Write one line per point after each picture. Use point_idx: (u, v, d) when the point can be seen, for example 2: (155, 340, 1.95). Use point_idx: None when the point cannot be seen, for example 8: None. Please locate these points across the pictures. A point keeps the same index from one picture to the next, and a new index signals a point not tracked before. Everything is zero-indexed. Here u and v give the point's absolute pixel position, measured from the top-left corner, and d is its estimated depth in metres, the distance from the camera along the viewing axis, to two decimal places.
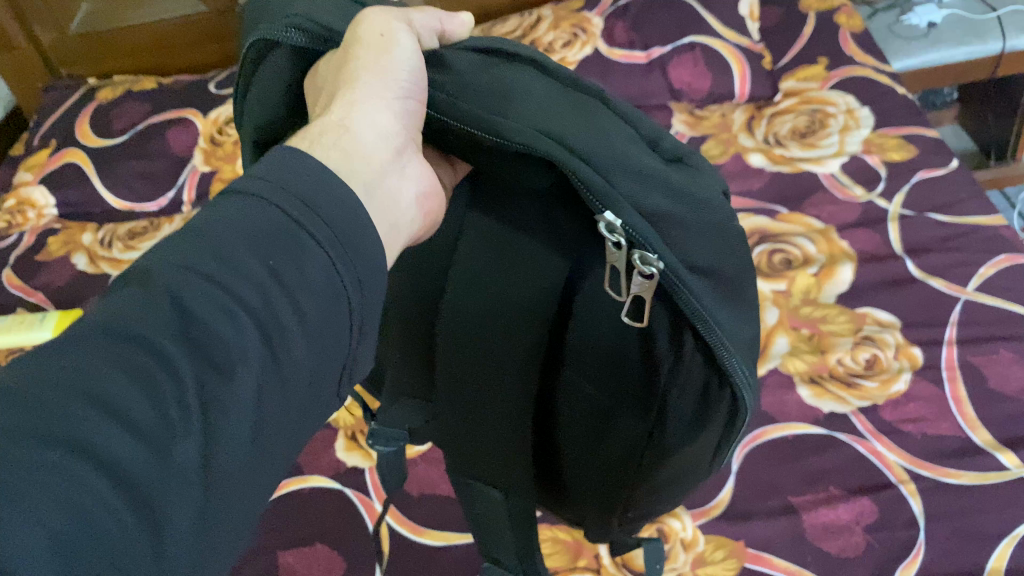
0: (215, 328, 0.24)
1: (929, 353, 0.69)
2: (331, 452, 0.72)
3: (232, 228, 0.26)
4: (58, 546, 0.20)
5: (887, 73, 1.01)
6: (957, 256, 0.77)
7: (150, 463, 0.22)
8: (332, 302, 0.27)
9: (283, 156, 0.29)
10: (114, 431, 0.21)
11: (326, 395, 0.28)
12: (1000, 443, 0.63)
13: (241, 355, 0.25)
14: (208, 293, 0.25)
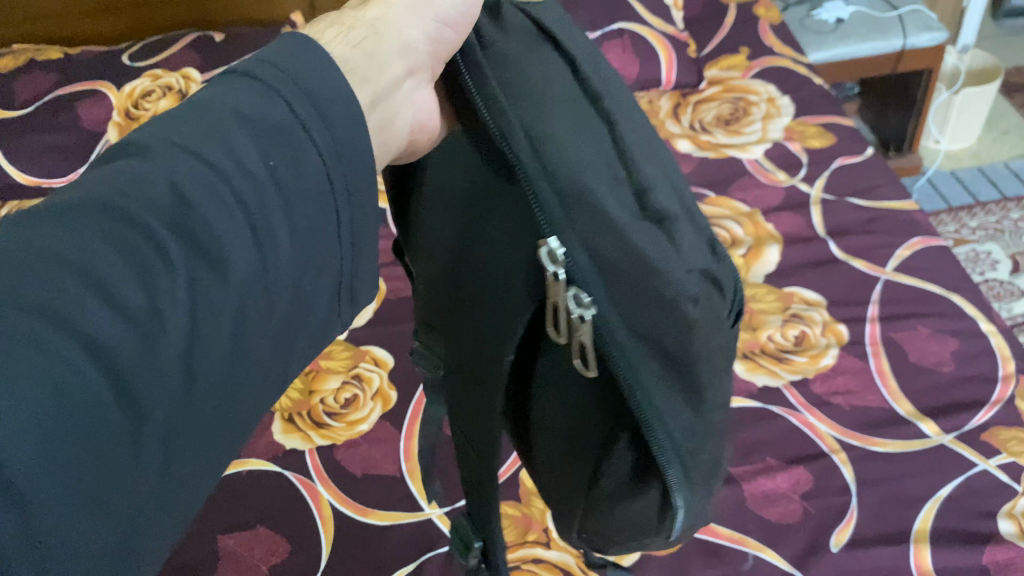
0: (209, 220, 0.26)
1: (853, 330, 0.73)
2: (267, 434, 0.71)
3: (237, 116, 0.28)
4: (42, 424, 0.21)
5: (804, 64, 1.06)
6: (876, 238, 0.81)
7: (137, 352, 0.23)
8: (326, 207, 0.29)
9: (300, 42, 0.30)
10: (119, 288, 0.23)
11: (319, 304, 0.30)
12: (922, 412, 0.66)
13: (232, 248, 0.26)
14: (207, 183, 0.26)
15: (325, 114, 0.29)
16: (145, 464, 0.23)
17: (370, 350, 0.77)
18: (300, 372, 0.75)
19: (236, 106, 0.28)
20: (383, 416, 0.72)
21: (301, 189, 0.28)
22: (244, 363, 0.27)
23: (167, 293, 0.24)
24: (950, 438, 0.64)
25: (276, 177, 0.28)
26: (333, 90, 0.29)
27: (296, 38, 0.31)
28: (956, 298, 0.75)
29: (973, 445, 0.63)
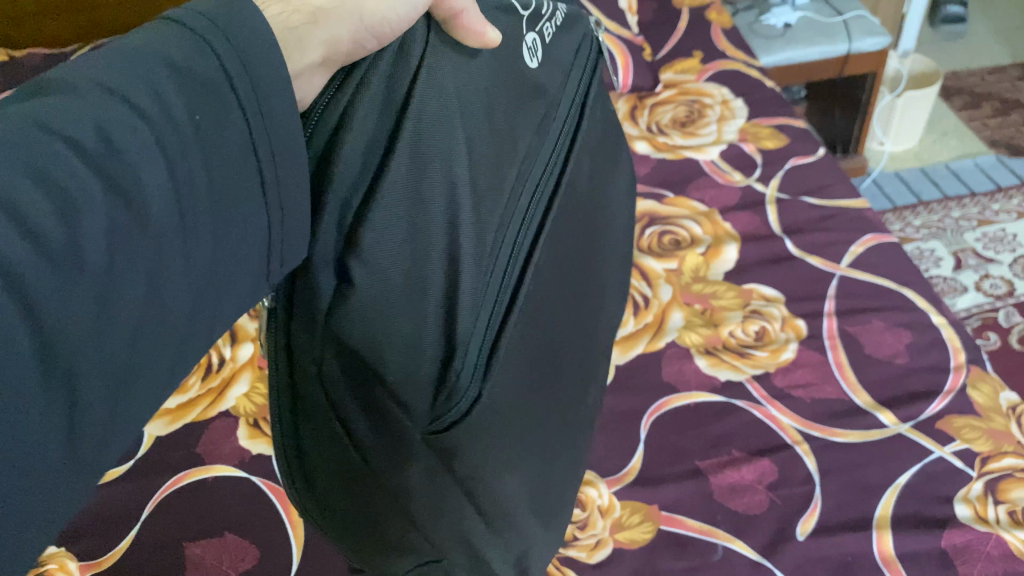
0: (135, 164, 0.24)
1: (811, 325, 0.75)
2: (233, 440, 0.70)
3: (162, 57, 0.26)
4: None
5: (756, 67, 1.08)
6: (830, 235, 0.83)
7: (53, 283, 0.21)
8: (243, 173, 0.28)
9: (237, 3, 0.28)
10: (20, 264, 0.21)
11: (241, 272, 0.29)
12: (879, 403, 0.68)
13: (155, 196, 0.24)
14: (132, 123, 0.24)
15: (257, 82, 0.28)
16: (53, 412, 0.22)
17: None
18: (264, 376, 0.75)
19: (167, 54, 0.26)
20: None
21: (221, 145, 0.27)
22: (153, 336, 0.25)
23: (91, 235, 0.22)
24: (907, 427, 0.66)
25: (199, 132, 0.26)
26: (264, 54, 0.28)
27: None
28: (908, 292, 0.77)
29: (928, 433, 0.65)
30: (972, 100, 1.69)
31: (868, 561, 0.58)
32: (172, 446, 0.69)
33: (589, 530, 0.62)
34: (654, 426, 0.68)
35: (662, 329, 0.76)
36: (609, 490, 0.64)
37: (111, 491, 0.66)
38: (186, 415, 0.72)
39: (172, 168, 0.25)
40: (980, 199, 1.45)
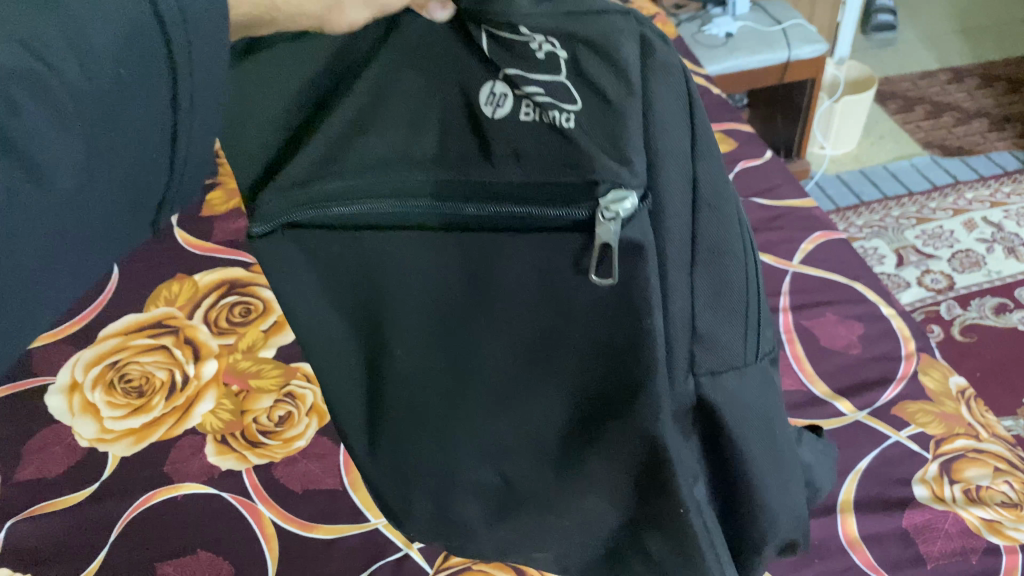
0: (32, 137, 0.23)
1: (768, 320, 0.77)
2: (201, 457, 0.69)
3: (102, 24, 0.24)
4: None
5: (701, 75, 1.11)
6: (782, 234, 0.86)
7: None
8: (151, 148, 0.27)
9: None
10: None
11: (136, 207, 0.29)
12: (837, 392, 0.71)
13: (54, 162, 0.24)
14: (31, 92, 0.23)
15: (197, 69, 0.26)
16: None
17: (301, 366, 0.76)
18: (229, 393, 0.74)
19: (115, 31, 0.24)
20: (320, 431, 0.71)
21: (133, 112, 0.26)
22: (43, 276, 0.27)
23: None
24: (864, 414, 0.69)
25: (111, 104, 0.25)
26: (215, 48, 0.26)
27: (220, 3, 0.25)
28: (859, 285, 0.80)
29: (884, 419, 0.68)
30: (906, 104, 1.75)
31: (834, 544, 0.60)
32: (137, 466, 0.69)
33: None
34: None
35: None
36: None
37: (77, 514, 0.65)
38: (151, 435, 0.71)
39: (85, 142, 0.25)
40: (917, 198, 1.50)
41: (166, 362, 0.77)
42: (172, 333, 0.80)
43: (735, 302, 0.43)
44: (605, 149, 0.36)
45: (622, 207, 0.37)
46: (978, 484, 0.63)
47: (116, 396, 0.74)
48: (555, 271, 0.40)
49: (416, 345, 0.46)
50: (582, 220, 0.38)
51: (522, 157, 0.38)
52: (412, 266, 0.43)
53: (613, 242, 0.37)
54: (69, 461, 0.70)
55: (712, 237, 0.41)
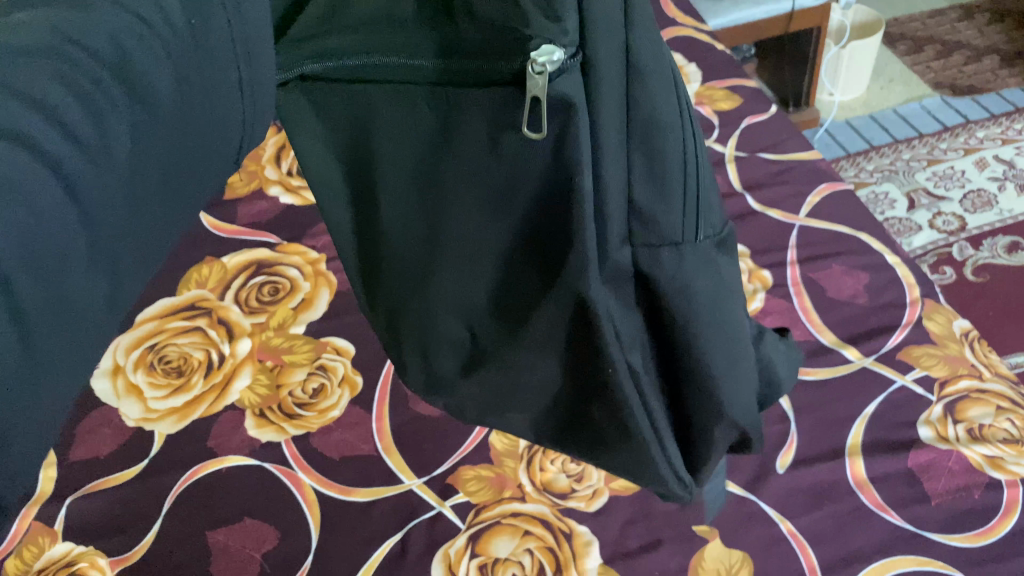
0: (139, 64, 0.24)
1: (776, 275, 0.80)
2: (242, 431, 0.73)
3: None
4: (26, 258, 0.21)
5: (705, 32, 1.12)
6: (788, 188, 0.88)
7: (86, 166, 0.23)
8: (226, 68, 0.28)
9: None
10: (70, 167, 0.22)
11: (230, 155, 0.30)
12: (844, 341, 0.74)
13: (153, 86, 0.25)
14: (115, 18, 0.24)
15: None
16: None
17: (330, 341, 0.80)
18: (264, 369, 0.78)
19: None
20: (352, 401, 0.75)
21: (210, 43, 0.27)
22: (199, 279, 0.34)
23: (115, 120, 0.23)
24: (870, 360, 0.71)
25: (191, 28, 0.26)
26: None
27: None
28: (864, 235, 0.82)
29: (891, 365, 0.71)
30: (915, 45, 1.74)
31: (844, 486, 0.63)
32: (183, 443, 0.73)
33: (585, 482, 0.67)
34: None
35: None
36: None
37: (130, 489, 0.70)
38: (193, 412, 0.75)
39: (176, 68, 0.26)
40: (929, 139, 1.51)
41: (202, 342, 0.81)
42: (206, 315, 0.84)
43: (675, 173, 0.40)
44: (535, 4, 0.33)
45: (549, 61, 0.33)
46: (980, 423, 0.66)
47: (157, 377, 0.78)
48: (500, 126, 0.38)
49: (403, 208, 0.43)
50: (517, 74, 0.36)
51: (480, 14, 0.35)
52: (394, 129, 0.40)
53: (542, 96, 0.34)
54: (118, 440, 0.74)
55: (647, 109, 0.38)
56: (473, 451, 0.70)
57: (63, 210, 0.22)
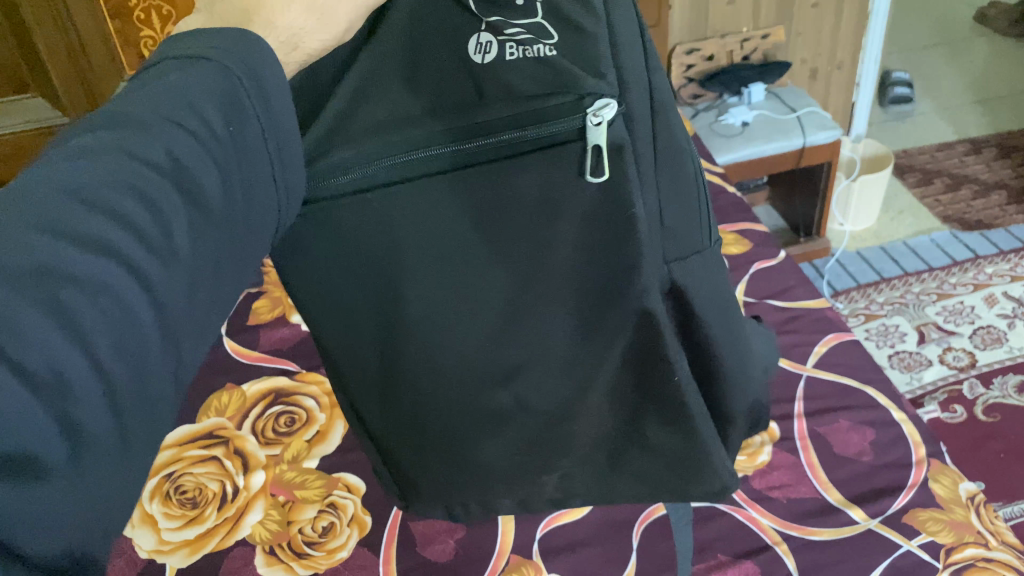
0: (165, 206, 0.23)
1: (784, 427, 0.81)
2: (251, 568, 0.74)
3: (191, 85, 0.26)
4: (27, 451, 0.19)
5: (717, 173, 1.17)
6: (795, 337, 0.90)
7: (106, 322, 0.21)
8: (252, 196, 0.27)
9: (249, 38, 0.29)
10: (80, 341, 0.20)
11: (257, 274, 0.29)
12: (850, 500, 0.74)
13: (172, 222, 0.23)
14: (139, 171, 0.23)
15: (268, 96, 0.28)
16: None
17: (342, 477, 0.82)
18: (276, 503, 0.79)
19: (202, 101, 0.26)
20: (361, 541, 0.76)
21: (243, 184, 0.27)
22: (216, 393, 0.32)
23: (168, 251, 0.23)
24: (876, 522, 0.72)
25: (225, 186, 0.26)
26: (279, 90, 0.29)
27: (238, 31, 0.29)
28: (870, 390, 0.84)
29: (896, 528, 0.71)
30: (923, 178, 1.79)
31: None
32: None
33: None
34: (643, 534, 0.73)
35: None
36: None
37: None
38: (204, 546, 0.76)
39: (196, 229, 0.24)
40: (937, 273, 1.53)
41: (218, 473, 0.82)
42: (223, 444, 0.85)
43: (688, 190, 0.47)
44: (582, 67, 0.39)
45: (606, 113, 0.39)
46: None
47: (172, 507, 0.79)
48: (557, 184, 0.42)
49: (430, 300, 0.45)
50: (579, 130, 0.40)
51: (514, 89, 0.39)
52: (417, 229, 0.43)
53: (605, 144, 0.40)
54: (129, 571, 0.75)
55: (668, 137, 0.44)
56: None
57: (142, 310, 0.22)
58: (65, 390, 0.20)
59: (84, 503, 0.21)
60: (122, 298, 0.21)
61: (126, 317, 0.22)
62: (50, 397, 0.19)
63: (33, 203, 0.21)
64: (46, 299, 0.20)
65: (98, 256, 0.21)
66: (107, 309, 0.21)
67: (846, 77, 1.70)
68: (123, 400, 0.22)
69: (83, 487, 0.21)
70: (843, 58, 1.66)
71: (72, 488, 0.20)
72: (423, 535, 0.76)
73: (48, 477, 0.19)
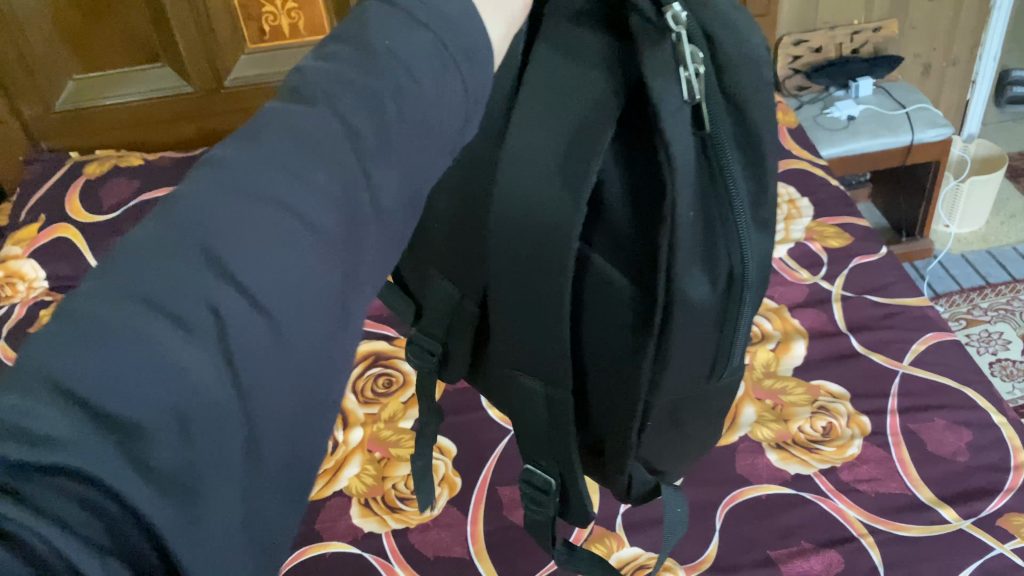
0: (313, 175, 0.27)
1: (876, 422, 0.80)
2: (347, 518, 0.78)
3: (334, 82, 0.30)
4: (176, 411, 0.22)
5: (820, 166, 1.15)
6: (893, 333, 0.89)
7: (264, 283, 0.24)
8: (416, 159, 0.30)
9: (384, 18, 0.32)
10: (226, 303, 0.24)
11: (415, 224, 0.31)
12: (941, 499, 0.73)
13: (328, 194, 0.27)
14: (292, 158, 0.27)
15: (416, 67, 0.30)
16: None
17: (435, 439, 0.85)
18: (372, 459, 0.83)
19: (346, 96, 0.29)
20: (450, 502, 0.79)
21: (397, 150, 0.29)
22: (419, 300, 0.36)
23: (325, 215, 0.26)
24: (968, 523, 0.71)
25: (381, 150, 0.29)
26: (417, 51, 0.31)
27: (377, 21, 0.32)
28: (968, 391, 0.82)
29: (988, 530, 0.70)
30: None
31: None
32: None
33: None
34: (727, 516, 0.74)
35: (735, 424, 0.82)
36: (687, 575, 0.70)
37: None
38: None
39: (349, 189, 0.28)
40: None
41: None
42: None
43: None
44: None
45: None
46: None
47: None
48: None
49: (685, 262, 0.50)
50: None
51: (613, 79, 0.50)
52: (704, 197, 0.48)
53: None
54: None
55: None
56: None
57: (306, 266, 0.25)
58: (221, 329, 0.23)
59: (264, 475, 0.24)
60: (281, 254, 0.25)
61: (285, 261, 0.25)
62: (213, 343, 0.23)
63: (219, 191, 0.26)
64: (204, 257, 0.24)
65: (264, 217, 0.25)
66: (267, 266, 0.25)
67: (961, 73, 1.64)
68: (291, 337, 0.25)
69: (260, 457, 0.24)
70: (959, 54, 1.61)
71: (243, 429, 0.23)
72: (510, 501, 0.78)
73: (223, 430, 0.23)
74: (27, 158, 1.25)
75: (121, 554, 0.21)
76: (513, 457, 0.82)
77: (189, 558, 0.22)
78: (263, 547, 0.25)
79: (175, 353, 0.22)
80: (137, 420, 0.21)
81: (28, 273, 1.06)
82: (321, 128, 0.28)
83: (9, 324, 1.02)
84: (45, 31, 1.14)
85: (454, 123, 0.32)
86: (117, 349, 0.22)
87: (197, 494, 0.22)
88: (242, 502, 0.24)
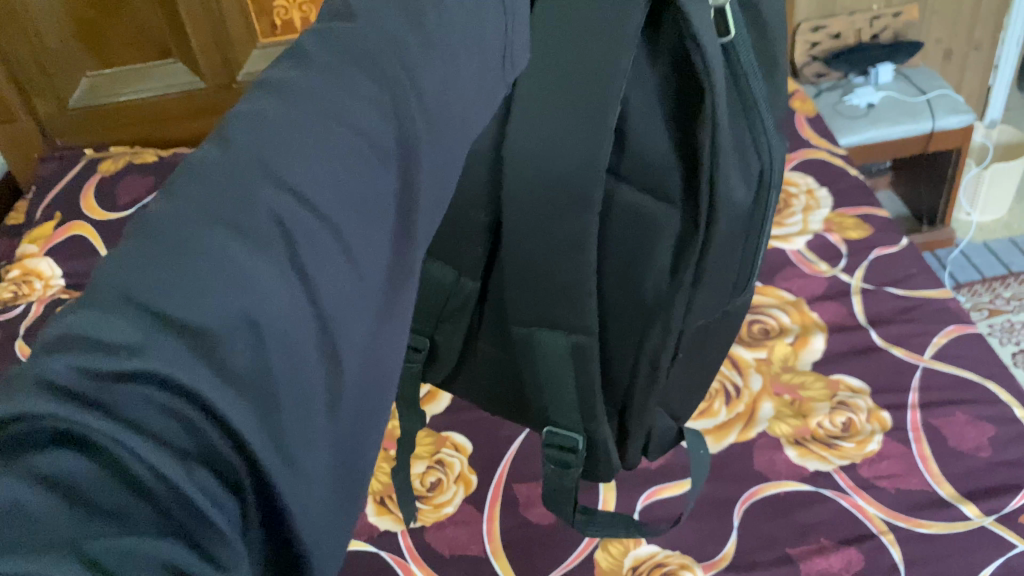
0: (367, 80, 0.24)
1: (896, 417, 0.79)
2: (362, 516, 0.78)
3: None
4: (250, 322, 0.19)
5: (839, 155, 1.14)
6: (915, 326, 0.88)
7: (328, 188, 0.21)
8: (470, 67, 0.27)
9: None
10: (292, 207, 0.20)
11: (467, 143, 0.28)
12: (963, 495, 0.72)
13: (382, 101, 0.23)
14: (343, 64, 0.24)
15: None
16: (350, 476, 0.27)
17: (450, 436, 0.85)
18: (388, 457, 0.83)
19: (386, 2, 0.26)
20: (466, 499, 0.79)
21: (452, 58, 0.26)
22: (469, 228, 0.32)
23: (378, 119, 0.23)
24: (991, 519, 0.70)
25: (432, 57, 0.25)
26: None
27: None
28: (991, 384, 0.81)
29: (1012, 527, 0.69)
30: None
31: None
32: None
33: None
34: (745, 513, 0.73)
35: (753, 419, 0.81)
36: (705, 573, 0.69)
37: None
38: None
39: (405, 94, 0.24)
40: None
41: None
42: None
43: None
44: None
45: None
46: None
47: None
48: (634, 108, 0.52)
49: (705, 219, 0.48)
50: None
51: None
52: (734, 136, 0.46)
53: None
54: None
55: None
56: (579, 563, 0.72)
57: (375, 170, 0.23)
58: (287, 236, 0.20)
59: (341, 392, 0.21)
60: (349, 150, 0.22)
61: (349, 170, 0.22)
62: (282, 251, 0.20)
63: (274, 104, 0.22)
64: (261, 168, 0.21)
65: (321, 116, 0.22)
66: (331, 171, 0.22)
67: (983, 58, 1.61)
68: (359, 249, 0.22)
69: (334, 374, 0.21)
70: (982, 38, 1.58)
71: (319, 347, 0.21)
72: (526, 498, 0.78)
73: (297, 345, 0.20)
74: (43, 155, 1.26)
75: (217, 473, 0.18)
76: (529, 454, 0.82)
77: (281, 490, 0.19)
78: (347, 471, 0.22)
79: (246, 264, 0.19)
80: (217, 329, 0.18)
81: (45, 271, 1.06)
82: (365, 43, 0.24)
83: (26, 322, 1.02)
84: (60, 27, 1.14)
85: (495, 36, 0.29)
86: (184, 267, 0.19)
87: (278, 412, 0.19)
88: (325, 419, 0.21)
